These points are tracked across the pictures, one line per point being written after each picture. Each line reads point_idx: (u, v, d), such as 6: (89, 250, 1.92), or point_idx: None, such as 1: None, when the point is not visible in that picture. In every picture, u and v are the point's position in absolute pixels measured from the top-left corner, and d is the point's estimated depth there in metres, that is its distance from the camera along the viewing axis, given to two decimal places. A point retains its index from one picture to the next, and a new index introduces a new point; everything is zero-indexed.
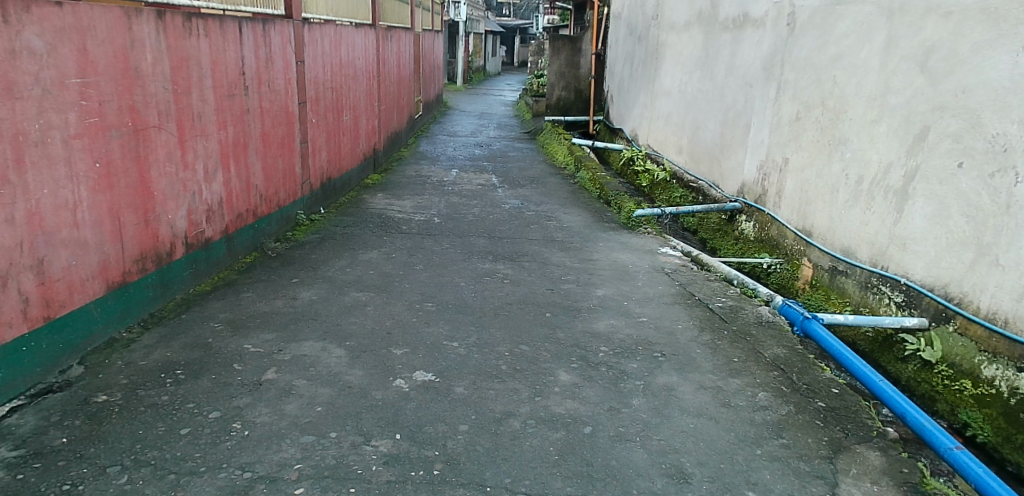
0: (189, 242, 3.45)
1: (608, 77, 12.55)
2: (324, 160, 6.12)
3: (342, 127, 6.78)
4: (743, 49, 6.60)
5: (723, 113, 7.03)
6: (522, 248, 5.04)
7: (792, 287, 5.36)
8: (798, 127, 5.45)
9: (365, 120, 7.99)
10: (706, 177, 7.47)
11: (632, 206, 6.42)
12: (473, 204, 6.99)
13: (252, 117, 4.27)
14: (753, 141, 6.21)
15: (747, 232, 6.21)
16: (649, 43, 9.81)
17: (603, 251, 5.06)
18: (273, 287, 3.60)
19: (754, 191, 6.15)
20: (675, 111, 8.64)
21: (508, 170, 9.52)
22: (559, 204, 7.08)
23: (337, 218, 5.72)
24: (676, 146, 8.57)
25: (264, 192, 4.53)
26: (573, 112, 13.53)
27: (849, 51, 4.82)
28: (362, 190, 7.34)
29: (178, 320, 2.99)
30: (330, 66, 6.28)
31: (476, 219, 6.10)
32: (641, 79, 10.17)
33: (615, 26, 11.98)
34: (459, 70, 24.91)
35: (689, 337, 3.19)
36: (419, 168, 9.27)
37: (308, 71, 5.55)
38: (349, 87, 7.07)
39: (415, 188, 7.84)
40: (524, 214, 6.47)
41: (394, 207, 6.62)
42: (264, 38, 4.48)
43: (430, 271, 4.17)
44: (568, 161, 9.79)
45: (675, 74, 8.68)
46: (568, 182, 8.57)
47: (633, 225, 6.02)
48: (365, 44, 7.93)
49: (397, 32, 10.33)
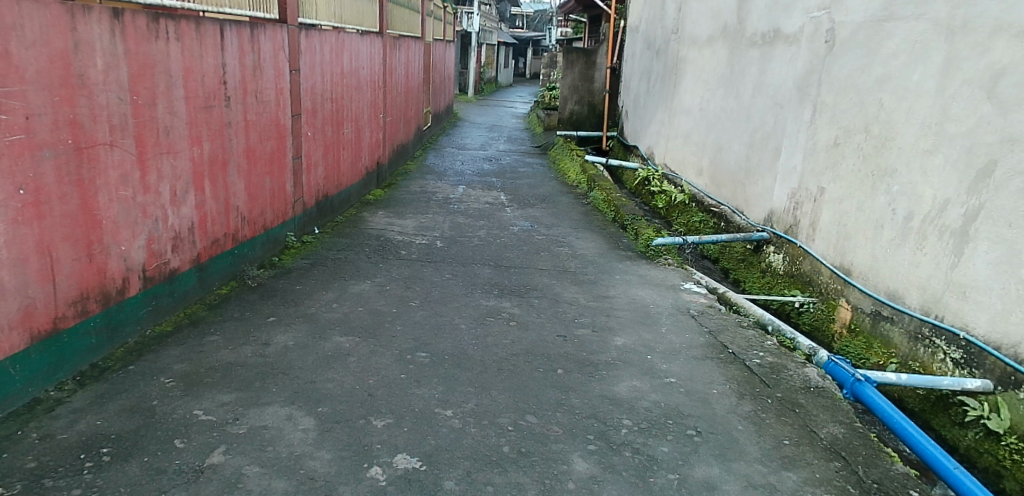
0: (150, 275, 2.99)
1: (623, 92, 12.09)
2: (320, 176, 5.68)
3: (342, 141, 6.34)
4: (773, 67, 6.13)
5: (749, 135, 6.56)
6: (531, 280, 4.56)
7: (828, 330, 4.87)
8: (836, 155, 4.96)
9: (367, 132, 7.55)
10: (729, 202, 6.99)
11: (651, 233, 5.92)
12: (479, 225, 6.53)
13: (235, 132, 3.84)
14: (784, 166, 5.72)
15: (775, 265, 5.73)
16: (668, 57, 9.36)
17: (619, 286, 4.58)
18: (245, 328, 3.14)
19: (785, 221, 5.66)
20: (696, 130, 8.17)
21: (518, 187, 9.06)
22: (571, 227, 6.62)
23: (330, 240, 5.28)
24: (696, 167, 8.10)
25: (248, 215, 4.09)
26: (586, 126, 13.07)
27: (899, 72, 4.34)
28: (361, 207, 6.89)
29: (122, 376, 2.55)
30: (329, 75, 5.85)
31: (480, 244, 5.63)
32: (658, 95, 9.71)
33: (632, 40, 11.55)
34: (470, 80, 24.58)
35: (728, 406, 2.71)
36: (424, 183, 8.83)
37: (303, 81, 5.12)
38: (351, 98, 6.64)
39: (419, 205, 7.39)
40: (533, 239, 5.99)
41: (394, 227, 6.16)
42: (252, 44, 4.06)
43: (426, 310, 3.70)
44: (580, 180, 9.30)
45: (696, 92, 8.22)
46: (581, 202, 8.10)
47: (653, 255, 5.51)
48: (371, 53, 7.51)
49: (406, 41, 9.92)
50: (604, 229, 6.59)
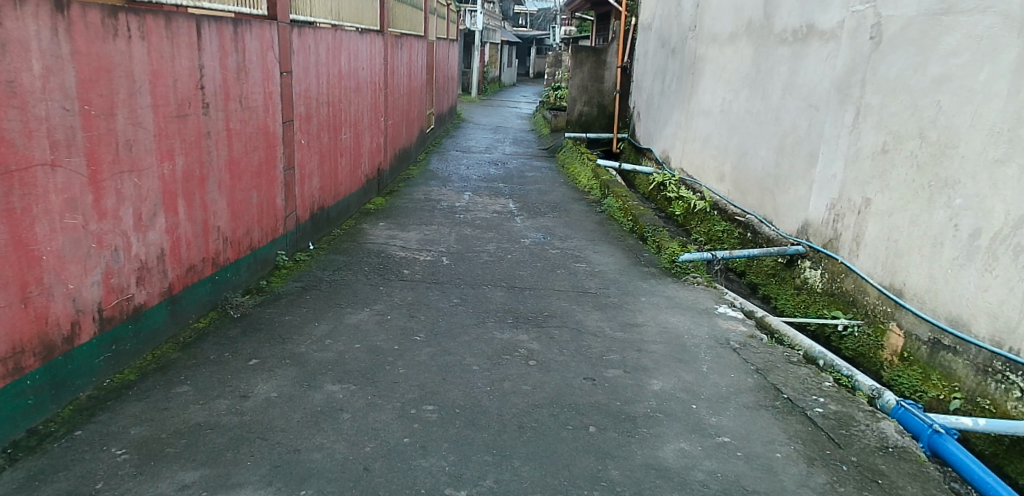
0: (108, 315, 2.54)
1: (635, 92, 11.63)
2: (315, 187, 5.24)
3: (339, 148, 5.90)
4: (807, 66, 5.70)
5: (779, 139, 6.12)
6: (548, 304, 4.10)
7: (878, 358, 4.40)
8: (885, 163, 4.50)
9: (368, 138, 7.11)
10: (756, 211, 6.55)
11: (676, 247, 5.46)
12: (488, 238, 6.08)
13: (214, 143, 3.38)
14: (821, 175, 5.28)
15: (812, 282, 5.27)
16: (684, 56, 8.90)
17: (647, 311, 4.11)
18: (221, 375, 2.69)
19: (823, 234, 5.20)
20: (716, 132, 7.70)
21: (527, 194, 8.60)
22: (586, 239, 6.16)
23: (326, 257, 4.85)
24: (716, 173, 7.63)
25: (231, 235, 3.63)
26: (595, 128, 12.61)
27: (961, 72, 3.88)
28: (361, 218, 6.44)
29: (64, 448, 2.10)
30: (326, 77, 5.40)
31: (490, 261, 5.17)
32: (674, 96, 9.23)
33: (644, 38, 11.08)
34: (473, 81, 24.17)
35: (798, 478, 2.25)
36: (428, 190, 8.38)
37: (296, 84, 4.66)
38: (349, 102, 6.20)
39: (423, 215, 6.94)
40: (547, 254, 5.53)
41: (397, 241, 5.71)
42: (237, 43, 3.61)
43: (432, 346, 3.24)
44: (592, 186, 8.84)
45: (716, 93, 7.76)
46: (594, 211, 7.65)
47: (680, 273, 5.05)
48: (372, 53, 7.07)
49: (408, 41, 9.47)
50: (623, 241, 6.13)
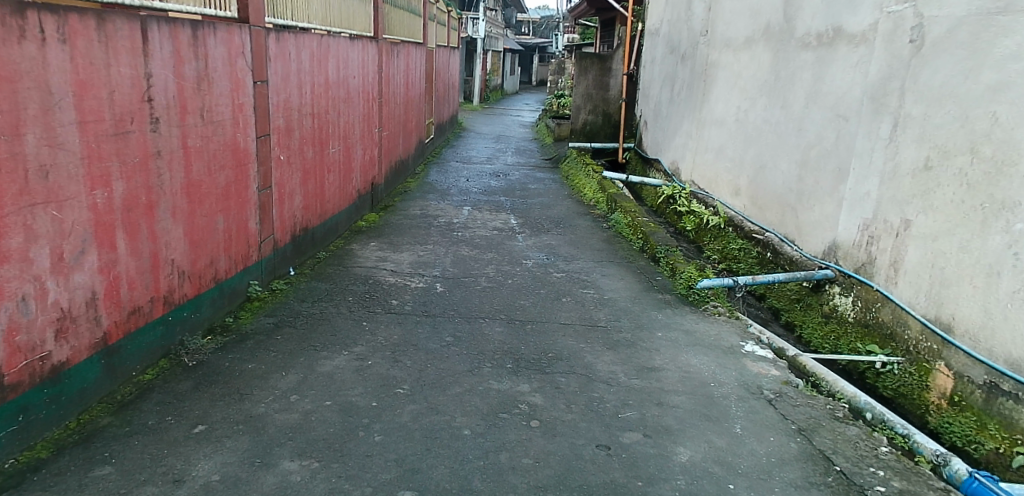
0: (12, 377, 2.12)
1: (642, 100, 11.18)
2: (298, 206, 4.78)
3: (327, 162, 5.44)
4: (833, 72, 5.27)
5: (802, 151, 5.67)
6: (552, 342, 3.62)
7: (924, 401, 3.91)
8: (927, 181, 4.04)
9: (359, 150, 6.66)
10: (776, 229, 6.07)
11: (694, 270, 4.94)
12: (487, 259, 5.61)
13: (168, 164, 2.92)
14: (851, 192, 4.82)
15: (843, 310, 4.80)
16: (696, 62, 8.44)
17: (664, 350, 3.62)
18: (155, 450, 2.29)
19: (855, 257, 4.71)
20: (732, 143, 7.24)
21: (530, 208, 8.14)
22: (594, 260, 5.70)
23: (306, 285, 4.37)
24: (731, 187, 7.17)
25: (189, 268, 3.17)
26: (600, 137, 12.15)
27: (1021, 80, 3.42)
28: (350, 238, 5.98)
29: None
30: (311, 86, 4.95)
31: (488, 288, 4.70)
32: (685, 104, 8.76)
33: (653, 44, 10.64)
34: (475, 89, 23.77)
35: None
36: (425, 204, 7.93)
37: (274, 94, 4.20)
38: (339, 113, 5.75)
39: (417, 233, 6.46)
40: (551, 278, 5.06)
41: (387, 264, 5.24)
42: (199, 49, 3.16)
43: (416, 402, 2.76)
44: (599, 199, 8.36)
45: (732, 101, 7.31)
46: (601, 227, 7.17)
47: (698, 302, 4.56)
48: (365, 60, 6.63)
49: (406, 46, 9.05)
50: (633, 263, 5.65)
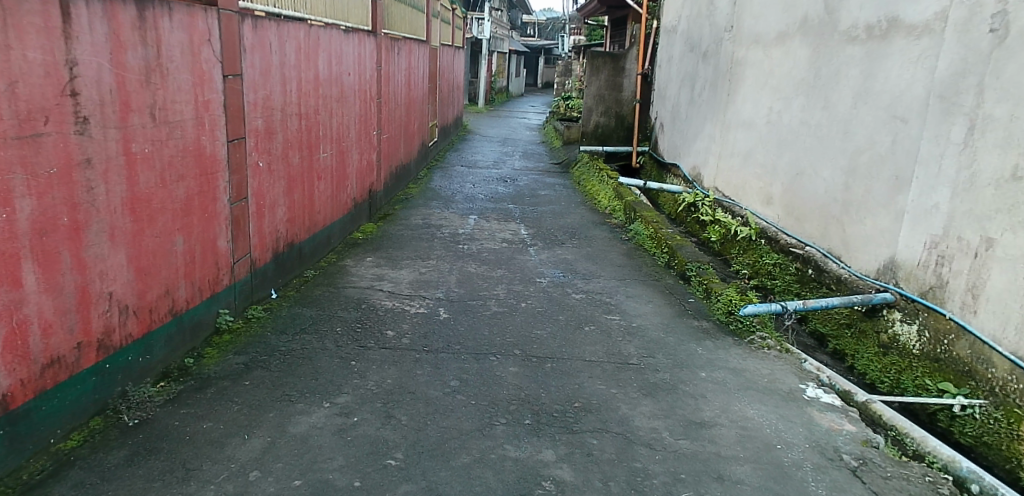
0: None
1: (658, 101, 10.60)
2: (281, 218, 4.20)
3: (317, 168, 4.86)
4: (887, 68, 4.69)
5: (850, 157, 5.10)
6: (578, 387, 3.03)
7: (1016, 452, 3.27)
8: (1014, 194, 3.44)
9: (356, 156, 6.07)
10: (818, 243, 5.47)
11: (733, 292, 4.33)
12: (496, 278, 5.02)
13: (104, 175, 2.33)
14: (914, 205, 4.23)
15: (905, 340, 4.20)
16: (720, 59, 7.84)
17: (713, 398, 3.02)
18: None
19: (920, 280, 4.11)
20: (764, 148, 6.64)
21: (541, 217, 7.54)
22: (616, 279, 5.10)
23: (289, 311, 3.78)
24: (763, 195, 6.59)
25: (135, 301, 2.58)
26: (613, 141, 11.56)
27: None
28: (344, 252, 5.40)
29: None
30: (297, 82, 4.36)
31: (498, 313, 4.10)
32: (708, 105, 8.16)
33: (670, 43, 10.04)
34: (480, 91, 23.23)
35: None
36: (428, 212, 7.34)
37: (250, 91, 3.61)
38: (330, 113, 5.16)
39: (419, 246, 5.87)
40: (569, 301, 4.46)
41: (385, 283, 4.65)
42: (149, 33, 2.57)
43: (412, 481, 2.19)
44: (615, 207, 7.76)
45: (763, 102, 6.72)
46: (620, 239, 6.58)
47: (742, 331, 3.95)
48: (361, 57, 6.06)
49: (408, 44, 8.48)
50: (660, 282, 5.05)
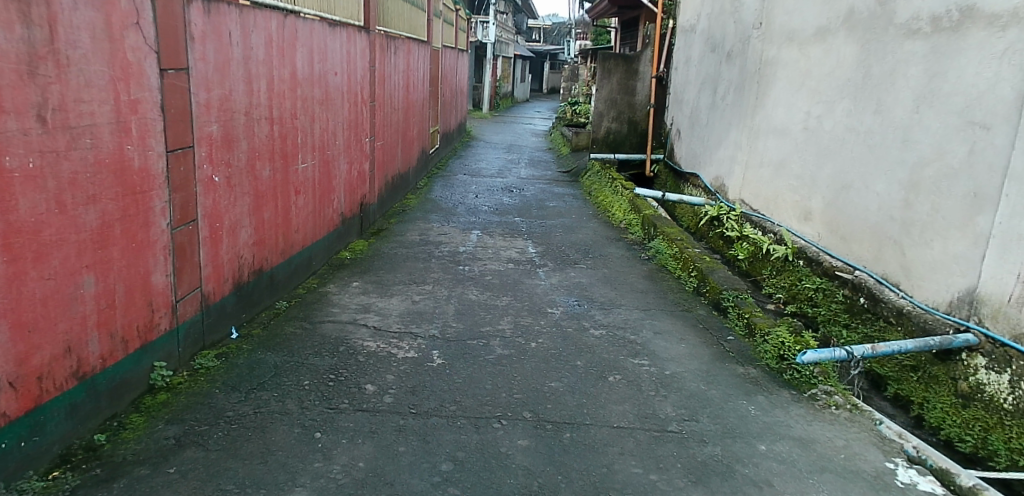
0: None
1: (674, 106, 9.94)
2: (246, 242, 3.53)
3: (294, 181, 4.20)
4: (960, 68, 4.03)
5: (911, 170, 4.42)
6: (607, 471, 2.36)
7: None
8: None
9: (344, 166, 5.41)
10: (871, 268, 4.79)
11: (785, 331, 3.64)
12: (500, 308, 4.34)
13: None
14: (1003, 228, 3.56)
15: (994, 392, 3.54)
16: (747, 60, 7.18)
17: (781, 488, 2.35)
18: None
19: (1013, 319, 3.45)
20: (801, 157, 5.96)
21: (550, 232, 6.87)
22: (639, 309, 4.42)
23: (248, 358, 3.10)
24: (800, 210, 5.91)
25: (14, 369, 1.93)
26: (625, 148, 10.90)
27: None
28: (328, 276, 4.73)
29: None
30: (267, 81, 3.69)
31: (503, 357, 3.40)
32: (732, 110, 7.50)
33: (688, 43, 9.39)
34: (485, 96, 22.61)
35: None
36: (426, 227, 6.67)
37: (202, 90, 2.95)
38: (312, 117, 4.50)
39: (413, 267, 5.20)
40: (587, 340, 3.78)
41: (371, 315, 3.98)
42: (37, 9, 1.93)
43: None
44: (632, 221, 7.08)
45: (799, 106, 6.04)
46: (639, 258, 5.90)
47: (799, 382, 3.28)
48: (351, 55, 5.40)
49: (407, 44, 7.84)
50: (690, 314, 4.36)
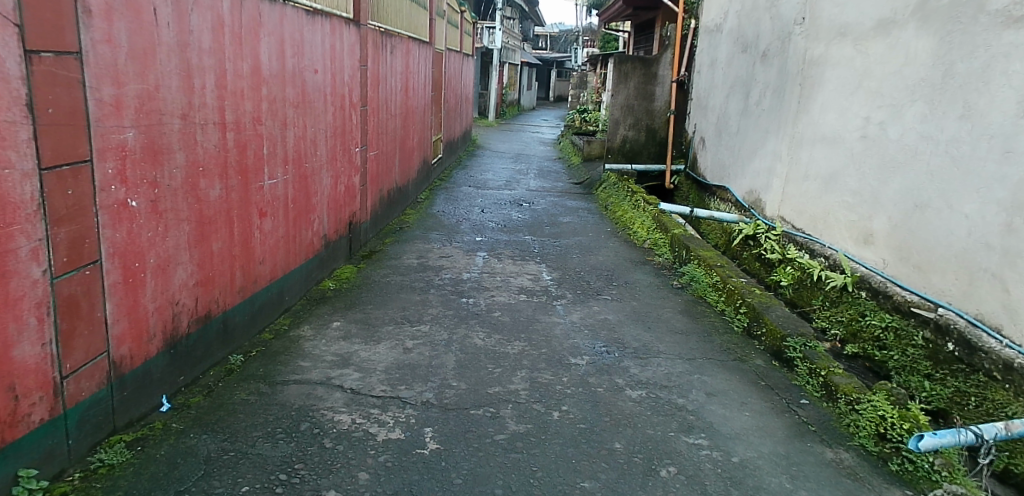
0: None
1: (697, 112, 9.15)
2: (185, 283, 2.71)
3: (257, 201, 3.38)
4: None
5: (1014, 188, 3.62)
6: None
7: None
8: None
9: (328, 180, 4.60)
10: (959, 306, 3.96)
11: (885, 401, 2.80)
12: (512, 357, 3.52)
13: None
14: None
15: None
16: (787, 60, 6.38)
17: None
18: None
19: None
20: (858, 170, 5.13)
21: (566, 254, 6.05)
22: (682, 358, 3.59)
23: (173, 447, 2.31)
24: (857, 232, 5.09)
25: None
26: (643, 158, 10.10)
27: None
28: (305, 314, 3.93)
29: None
30: (216, 75, 2.88)
31: (518, 437, 2.58)
32: (769, 116, 6.69)
33: (713, 44, 8.60)
34: (491, 103, 21.87)
35: None
36: (426, 248, 5.87)
37: (108, 87, 2.14)
38: (284, 123, 3.70)
39: (409, 300, 4.40)
40: (624, 406, 2.96)
41: (351, 369, 3.17)
42: None
43: None
44: (659, 241, 6.25)
45: (855, 111, 5.22)
46: (671, 287, 5.08)
47: (915, 478, 2.50)
48: (336, 51, 4.61)
49: (405, 43, 7.07)
50: (746, 366, 3.53)
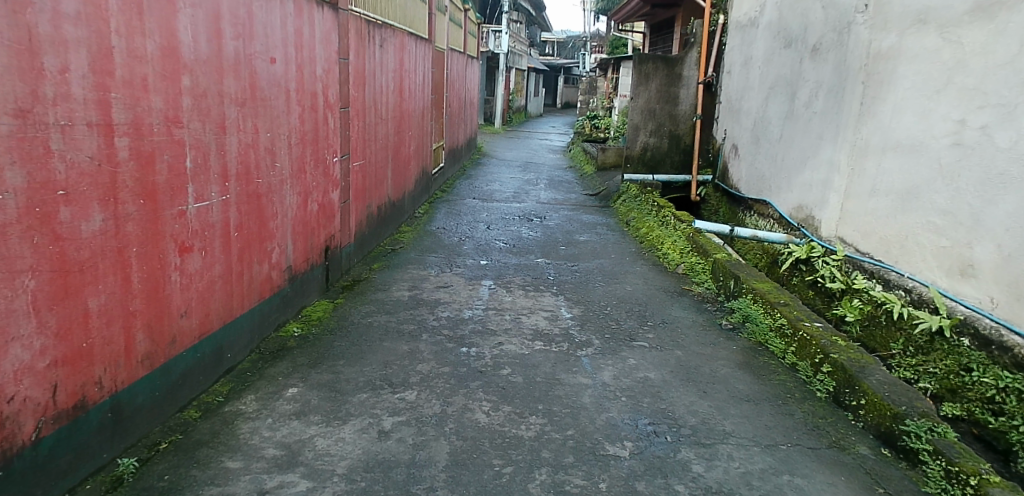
0: None
1: (728, 117, 8.16)
2: (30, 365, 1.78)
3: (176, 232, 2.44)
4: None
5: None
6: None
7: None
8: None
9: (292, 196, 3.64)
10: None
11: None
12: (528, 443, 2.57)
13: None
14: None
15: None
16: (846, 53, 5.37)
17: None
18: None
19: None
20: (951, 186, 4.00)
21: (588, 282, 5.09)
22: (760, 446, 2.63)
23: None
24: (949, 263, 4.00)
25: None
26: (665, 167, 9.13)
27: None
28: (252, 376, 2.98)
29: None
30: (91, 52, 1.93)
31: None
32: (824, 120, 5.66)
33: (749, 40, 7.61)
34: (497, 109, 20.97)
35: None
36: (419, 276, 4.92)
37: None
38: (221, 124, 2.75)
39: (392, 350, 3.44)
40: None
41: (301, 473, 2.24)
42: None
43: None
44: (697, 267, 5.28)
45: (943, 112, 4.14)
46: (721, 328, 4.11)
47: None
48: (303, 37, 3.66)
49: (399, 39, 6.12)
50: (849, 459, 2.57)
